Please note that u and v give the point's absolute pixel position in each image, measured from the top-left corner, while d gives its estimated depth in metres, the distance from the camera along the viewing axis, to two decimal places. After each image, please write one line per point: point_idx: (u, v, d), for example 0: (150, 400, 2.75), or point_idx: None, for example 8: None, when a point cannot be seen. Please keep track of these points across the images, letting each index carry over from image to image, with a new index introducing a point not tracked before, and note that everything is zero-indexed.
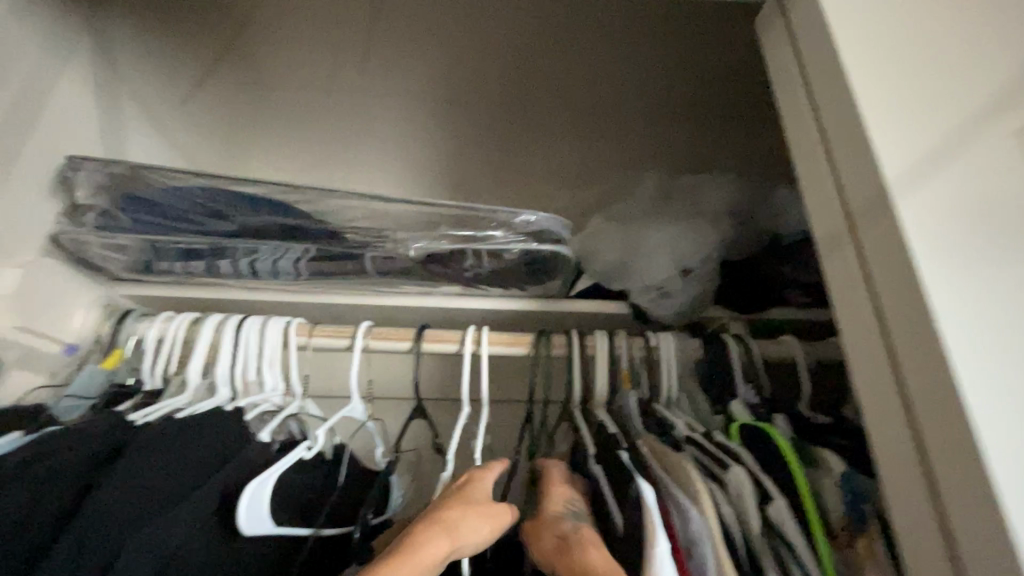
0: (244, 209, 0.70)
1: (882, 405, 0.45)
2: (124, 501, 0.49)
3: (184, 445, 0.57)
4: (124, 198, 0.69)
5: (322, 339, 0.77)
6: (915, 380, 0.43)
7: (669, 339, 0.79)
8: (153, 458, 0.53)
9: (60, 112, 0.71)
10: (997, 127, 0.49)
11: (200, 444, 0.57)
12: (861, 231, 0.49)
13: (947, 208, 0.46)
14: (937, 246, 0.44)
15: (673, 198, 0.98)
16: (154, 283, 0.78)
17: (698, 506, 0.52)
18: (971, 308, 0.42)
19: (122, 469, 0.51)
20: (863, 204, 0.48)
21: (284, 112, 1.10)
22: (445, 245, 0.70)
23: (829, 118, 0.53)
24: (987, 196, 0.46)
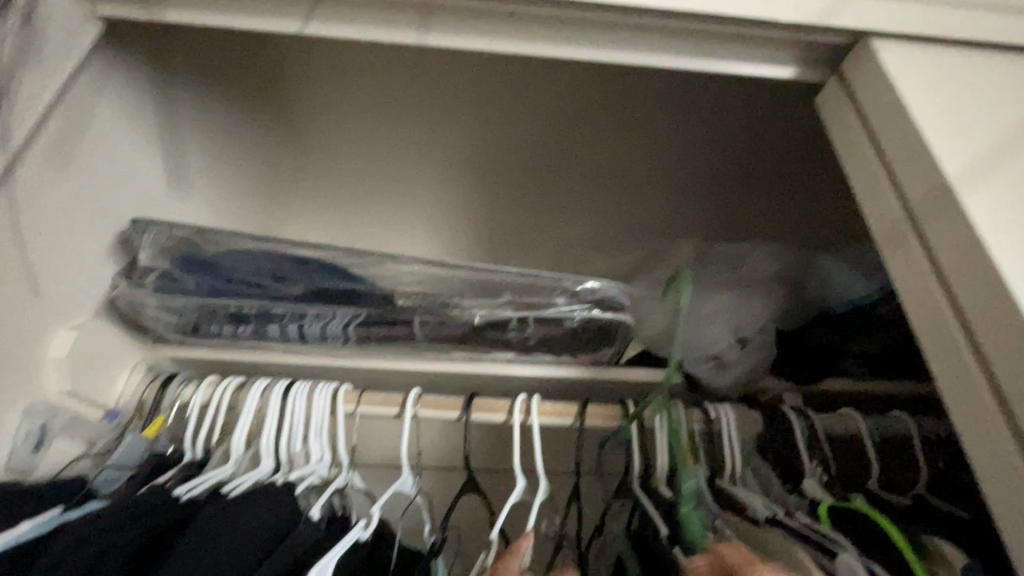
0: (304, 273, 0.70)
1: (1007, 491, 0.42)
2: None
3: (243, 523, 0.54)
4: (185, 261, 0.69)
5: (370, 406, 0.74)
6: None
7: (728, 412, 0.76)
8: (212, 540, 0.51)
9: (125, 177, 0.73)
10: None
11: (259, 523, 0.54)
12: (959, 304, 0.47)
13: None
14: None
15: (716, 265, 0.98)
16: (198, 347, 0.76)
17: None
18: None
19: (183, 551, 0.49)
20: (960, 278, 0.47)
21: (331, 176, 1.14)
22: (509, 311, 0.69)
23: (907, 189, 0.53)
24: None
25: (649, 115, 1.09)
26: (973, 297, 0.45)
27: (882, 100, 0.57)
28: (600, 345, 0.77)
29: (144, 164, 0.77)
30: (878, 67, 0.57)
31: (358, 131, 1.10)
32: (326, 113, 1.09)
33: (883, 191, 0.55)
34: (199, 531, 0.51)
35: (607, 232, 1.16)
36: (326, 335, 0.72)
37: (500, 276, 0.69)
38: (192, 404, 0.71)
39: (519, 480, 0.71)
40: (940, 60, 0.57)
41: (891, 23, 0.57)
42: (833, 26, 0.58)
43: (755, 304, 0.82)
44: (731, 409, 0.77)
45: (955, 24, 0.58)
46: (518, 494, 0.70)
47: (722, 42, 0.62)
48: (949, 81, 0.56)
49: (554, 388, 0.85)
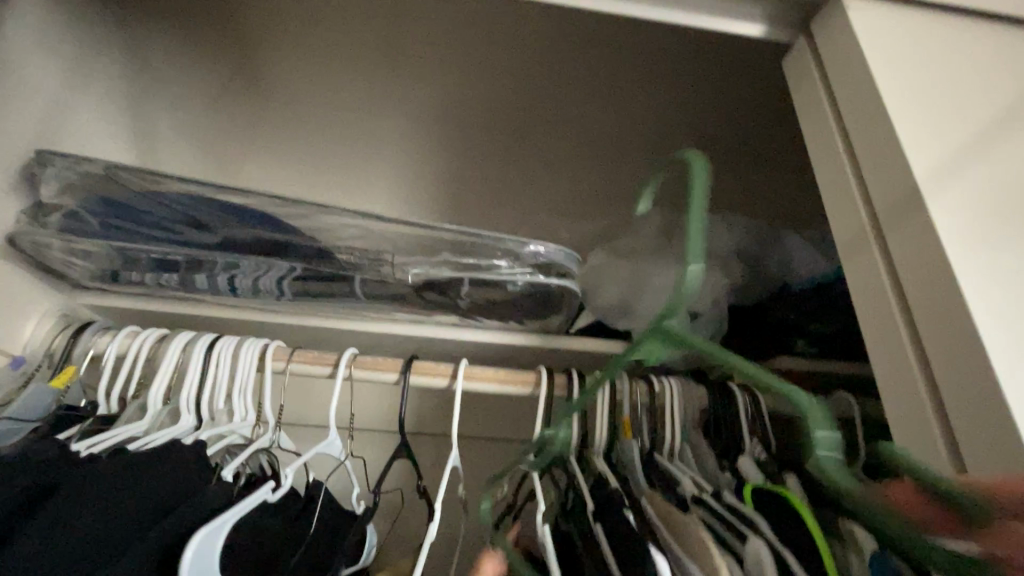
0: (231, 220, 0.64)
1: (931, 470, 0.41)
2: (75, 531, 0.44)
3: (150, 474, 0.51)
4: (98, 201, 0.63)
5: (300, 364, 0.70)
6: (967, 441, 0.39)
7: (673, 385, 0.75)
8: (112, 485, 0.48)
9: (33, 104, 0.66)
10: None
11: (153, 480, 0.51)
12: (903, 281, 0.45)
13: (996, 265, 0.43)
14: (988, 297, 0.41)
15: (675, 237, 0.96)
16: (123, 293, 0.72)
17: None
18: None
19: (78, 495, 0.46)
20: (907, 252, 0.45)
21: (286, 118, 1.06)
22: (446, 272, 0.65)
23: (867, 163, 0.50)
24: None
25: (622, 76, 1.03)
26: (919, 281, 0.44)
27: (843, 64, 0.53)
28: (545, 313, 0.74)
29: (55, 92, 0.70)
30: (851, 29, 0.53)
31: (312, 74, 1.05)
32: (282, 53, 1.03)
33: (843, 165, 0.53)
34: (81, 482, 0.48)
35: (570, 198, 1.12)
36: (260, 287, 0.69)
37: (443, 234, 0.64)
38: (107, 355, 0.66)
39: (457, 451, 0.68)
40: (908, 21, 0.54)
41: None
42: None
43: (711, 278, 0.80)
44: (675, 382, 0.76)
45: None
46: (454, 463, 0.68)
47: None
48: (915, 42, 0.53)
49: (499, 355, 0.83)
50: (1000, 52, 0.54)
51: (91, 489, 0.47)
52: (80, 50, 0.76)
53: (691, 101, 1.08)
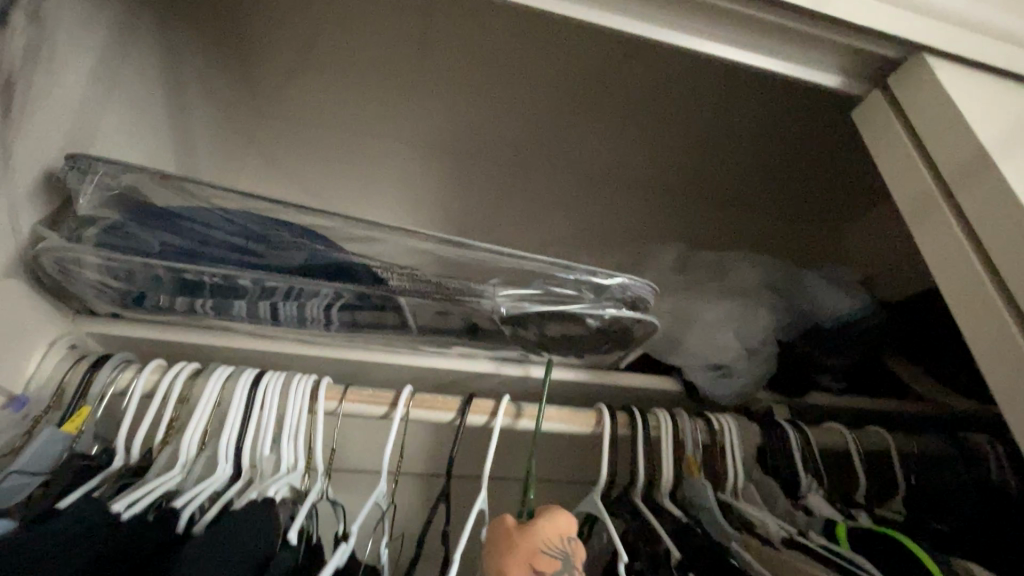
0: (297, 241, 0.58)
1: None
2: None
3: (223, 550, 0.44)
4: (141, 212, 0.54)
5: (355, 405, 0.64)
6: None
7: (732, 423, 0.74)
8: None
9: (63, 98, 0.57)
10: None
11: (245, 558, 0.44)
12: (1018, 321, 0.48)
13: None
14: None
15: (705, 274, 0.97)
16: (138, 321, 0.62)
17: None
18: None
19: None
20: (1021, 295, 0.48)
21: (312, 141, 1.03)
22: (534, 304, 0.61)
23: (969, 208, 0.53)
24: None
25: (650, 116, 1.06)
26: None
27: (934, 117, 0.57)
28: (612, 349, 0.71)
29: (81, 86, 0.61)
30: (939, 85, 0.56)
31: (343, 97, 1.01)
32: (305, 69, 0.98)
33: (940, 209, 0.55)
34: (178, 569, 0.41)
35: (593, 232, 1.13)
36: (308, 316, 0.63)
37: (527, 265, 0.61)
38: (131, 394, 0.57)
39: (483, 493, 0.63)
40: (987, 82, 0.58)
41: (951, 42, 0.57)
42: (898, 36, 0.57)
43: (756, 314, 0.82)
44: (732, 420, 0.75)
45: (1001, 51, 0.59)
46: (484, 506, 0.63)
47: (781, 39, 0.59)
48: (997, 102, 0.57)
49: (549, 391, 0.79)
50: None
51: None
52: (111, 53, 0.68)
53: (718, 143, 1.11)
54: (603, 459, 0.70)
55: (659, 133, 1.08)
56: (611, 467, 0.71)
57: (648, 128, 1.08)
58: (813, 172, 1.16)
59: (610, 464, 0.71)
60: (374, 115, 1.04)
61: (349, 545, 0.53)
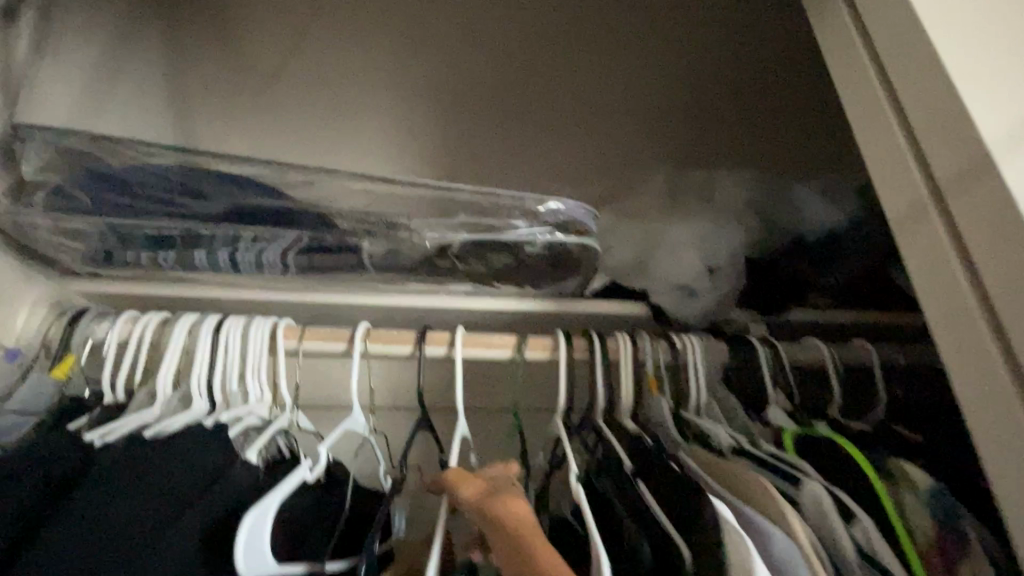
0: (217, 187, 0.61)
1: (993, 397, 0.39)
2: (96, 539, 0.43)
3: (169, 469, 0.49)
4: (85, 176, 0.58)
5: (315, 342, 0.68)
6: None
7: (695, 341, 0.73)
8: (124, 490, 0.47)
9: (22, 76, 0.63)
10: None
11: (169, 468, 0.49)
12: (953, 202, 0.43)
13: None
14: None
15: (683, 195, 0.94)
16: (114, 279, 0.68)
17: (786, 528, 0.45)
18: None
19: (89, 506, 0.45)
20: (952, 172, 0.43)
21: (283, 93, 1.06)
22: (463, 234, 0.62)
23: (902, 85, 0.47)
24: None
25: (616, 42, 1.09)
26: (967, 202, 0.40)
27: None
28: (563, 275, 0.72)
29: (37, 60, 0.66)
30: None
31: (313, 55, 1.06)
32: None
33: (876, 93, 0.50)
34: (84, 489, 0.46)
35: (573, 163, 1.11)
36: (265, 261, 0.64)
37: (455, 194, 0.62)
38: (108, 342, 0.63)
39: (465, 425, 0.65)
40: None
41: None
42: None
43: (725, 232, 0.80)
44: (697, 338, 0.74)
45: None
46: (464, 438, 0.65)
47: None
48: None
49: (514, 322, 0.80)
50: None
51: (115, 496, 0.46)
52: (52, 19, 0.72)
53: (693, 65, 1.11)
54: (561, 383, 0.71)
55: (628, 59, 1.10)
56: (570, 391, 0.72)
57: (616, 59, 1.10)
58: (797, 91, 1.14)
59: (570, 388, 0.72)
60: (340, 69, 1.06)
61: (321, 461, 0.57)
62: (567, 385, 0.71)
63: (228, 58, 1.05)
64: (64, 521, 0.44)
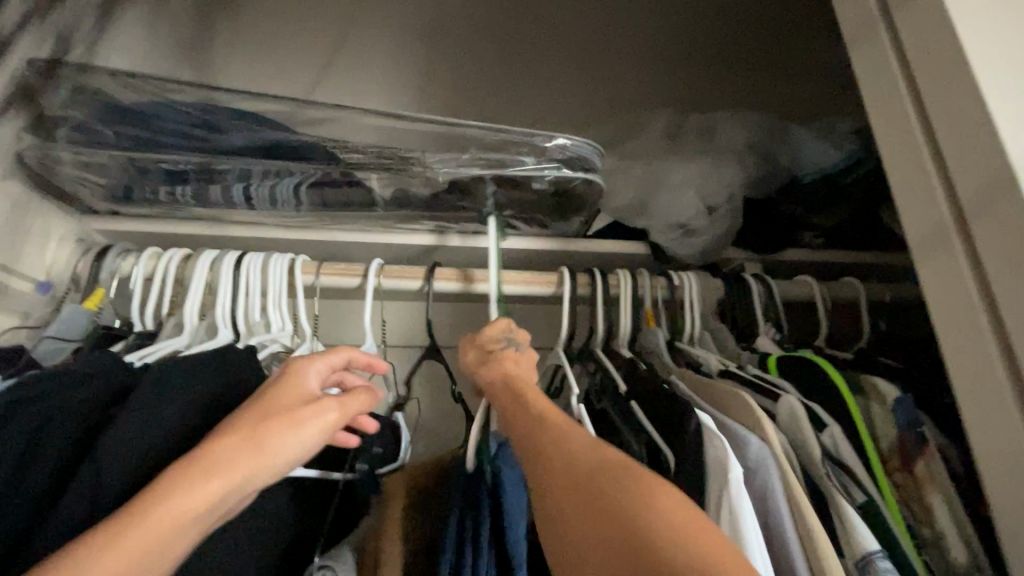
0: (242, 124, 0.61)
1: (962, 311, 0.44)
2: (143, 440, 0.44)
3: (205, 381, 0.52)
4: (104, 111, 0.59)
5: (331, 277, 0.71)
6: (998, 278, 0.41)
7: (692, 278, 0.77)
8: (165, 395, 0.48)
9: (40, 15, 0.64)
10: None
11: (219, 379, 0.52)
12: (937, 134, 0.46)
13: None
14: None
15: (684, 138, 0.96)
16: (136, 217, 0.71)
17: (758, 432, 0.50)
18: None
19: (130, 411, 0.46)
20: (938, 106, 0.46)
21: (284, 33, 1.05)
22: (476, 169, 0.64)
23: (911, 34, 0.50)
24: None
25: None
26: (955, 147, 0.45)
27: None
28: (566, 214, 0.74)
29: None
30: None
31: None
32: None
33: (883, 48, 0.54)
34: (145, 390, 0.48)
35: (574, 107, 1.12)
36: (279, 199, 0.68)
37: (465, 130, 0.64)
38: (135, 276, 0.66)
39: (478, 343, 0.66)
40: None
41: None
42: None
43: (725, 172, 0.82)
44: (694, 276, 0.78)
45: None
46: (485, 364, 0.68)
47: None
48: None
49: (519, 260, 0.84)
50: None
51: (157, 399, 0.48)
52: None
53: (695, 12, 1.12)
54: (563, 315, 0.75)
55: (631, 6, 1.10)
56: (571, 324, 0.76)
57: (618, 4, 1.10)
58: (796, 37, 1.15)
59: (573, 321, 0.76)
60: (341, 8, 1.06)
61: None
62: (570, 318, 0.75)
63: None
64: (130, 411, 0.46)
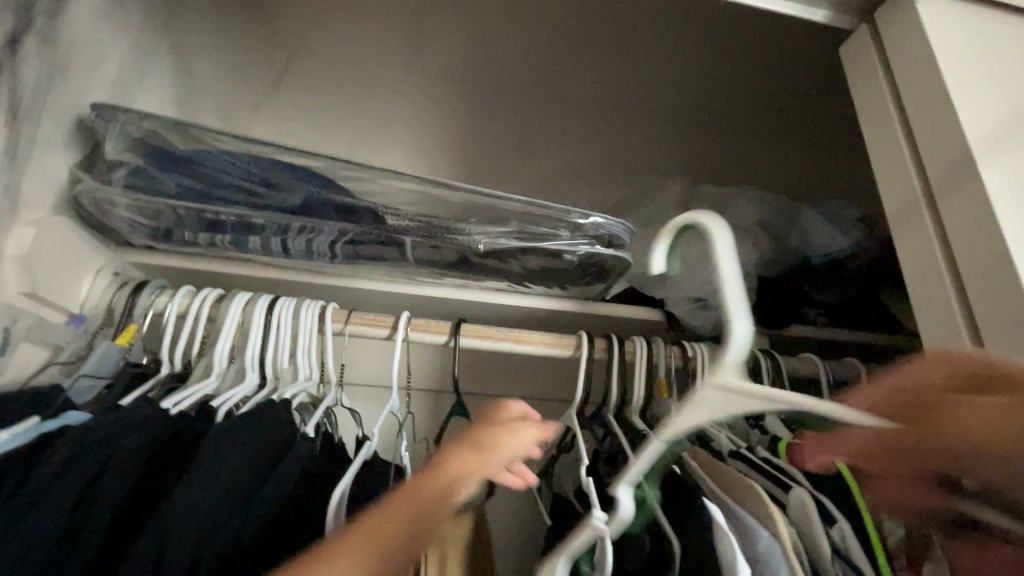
0: (293, 182, 0.65)
1: None
2: (213, 486, 0.47)
3: (254, 435, 0.54)
4: (159, 161, 0.61)
5: (359, 327, 0.72)
6: None
7: (705, 350, 0.80)
8: (223, 446, 0.51)
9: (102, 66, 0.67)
10: None
11: (254, 446, 0.53)
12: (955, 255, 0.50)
13: None
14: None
15: (701, 210, 1.00)
16: (171, 253, 0.72)
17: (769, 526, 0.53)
18: None
19: (196, 462, 0.49)
20: (958, 230, 0.50)
21: (326, 76, 1.10)
22: (512, 240, 0.67)
23: (926, 158, 0.54)
24: None
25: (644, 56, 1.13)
26: (967, 271, 0.49)
27: (908, 55, 0.57)
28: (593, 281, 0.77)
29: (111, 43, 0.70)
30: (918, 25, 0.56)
31: (349, 37, 1.08)
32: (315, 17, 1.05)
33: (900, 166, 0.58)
34: (199, 452, 0.51)
35: (596, 167, 1.17)
36: (315, 250, 0.70)
37: (510, 204, 0.67)
38: (168, 315, 0.66)
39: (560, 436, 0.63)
40: (968, 22, 0.57)
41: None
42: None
43: (741, 250, 0.86)
44: (706, 348, 0.81)
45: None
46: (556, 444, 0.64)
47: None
48: (970, 42, 0.56)
49: (539, 319, 0.86)
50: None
51: (214, 449, 0.51)
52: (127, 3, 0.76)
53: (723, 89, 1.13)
54: (579, 379, 0.77)
55: (658, 77, 1.12)
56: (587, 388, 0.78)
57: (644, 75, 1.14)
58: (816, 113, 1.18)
59: (589, 385, 0.78)
60: (376, 60, 1.10)
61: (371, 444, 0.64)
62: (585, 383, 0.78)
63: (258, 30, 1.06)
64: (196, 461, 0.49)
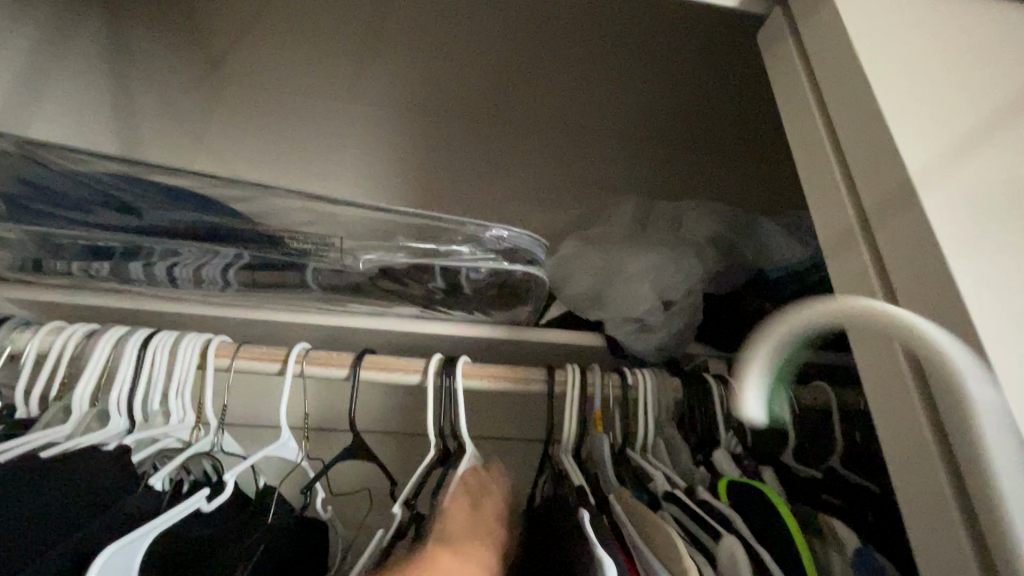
0: (164, 203, 0.59)
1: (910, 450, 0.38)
2: None
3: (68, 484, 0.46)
4: (15, 181, 0.56)
5: (248, 361, 0.65)
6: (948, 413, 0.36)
7: (647, 376, 0.70)
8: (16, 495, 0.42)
9: None
10: (1009, 130, 0.44)
11: (72, 494, 0.46)
12: (880, 246, 0.42)
13: (985, 224, 0.39)
14: (972, 258, 0.38)
15: (650, 224, 0.93)
16: (44, 285, 0.66)
17: None
18: (1003, 324, 0.36)
19: None
20: (880, 215, 0.42)
21: (252, 100, 1.05)
22: (400, 256, 0.61)
23: (845, 139, 0.46)
24: (1010, 204, 0.41)
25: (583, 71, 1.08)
26: (898, 264, 0.40)
27: (820, 25, 0.50)
28: (511, 304, 0.70)
29: None
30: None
31: (278, 66, 1.05)
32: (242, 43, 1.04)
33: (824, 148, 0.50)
34: None
35: (545, 186, 1.10)
36: (203, 276, 0.65)
37: (398, 218, 0.61)
38: (25, 354, 0.60)
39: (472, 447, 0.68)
40: None
41: None
42: None
43: (685, 265, 0.78)
44: (649, 373, 0.72)
45: None
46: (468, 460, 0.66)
47: None
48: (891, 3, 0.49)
49: (464, 347, 0.78)
50: (976, 12, 0.50)
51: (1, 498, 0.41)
52: None
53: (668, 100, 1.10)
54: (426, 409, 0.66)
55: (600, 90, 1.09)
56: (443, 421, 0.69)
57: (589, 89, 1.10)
58: (764, 122, 1.14)
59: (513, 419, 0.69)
60: (313, 90, 1.07)
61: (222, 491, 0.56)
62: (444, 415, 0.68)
63: (191, 65, 1.05)
64: None
